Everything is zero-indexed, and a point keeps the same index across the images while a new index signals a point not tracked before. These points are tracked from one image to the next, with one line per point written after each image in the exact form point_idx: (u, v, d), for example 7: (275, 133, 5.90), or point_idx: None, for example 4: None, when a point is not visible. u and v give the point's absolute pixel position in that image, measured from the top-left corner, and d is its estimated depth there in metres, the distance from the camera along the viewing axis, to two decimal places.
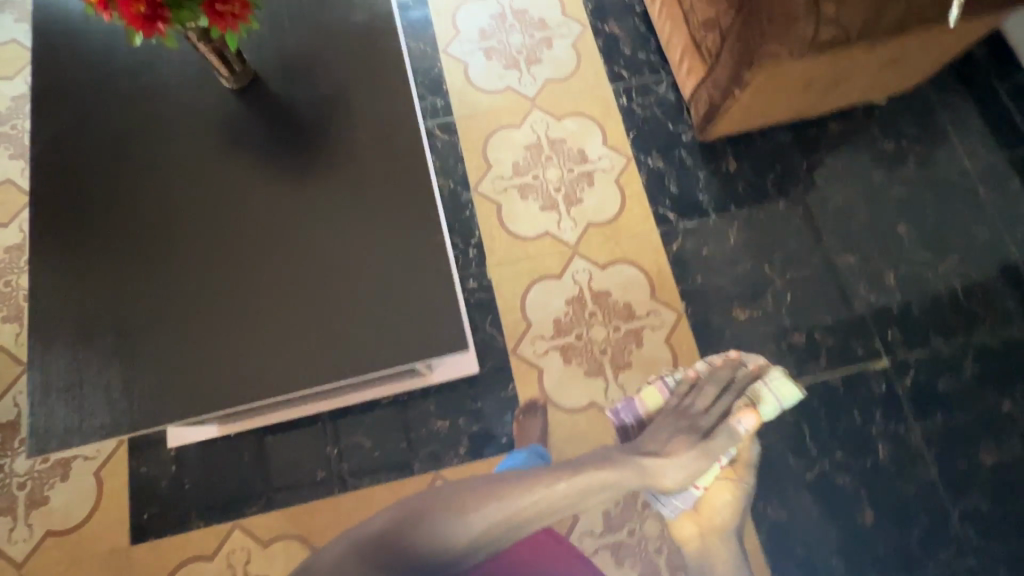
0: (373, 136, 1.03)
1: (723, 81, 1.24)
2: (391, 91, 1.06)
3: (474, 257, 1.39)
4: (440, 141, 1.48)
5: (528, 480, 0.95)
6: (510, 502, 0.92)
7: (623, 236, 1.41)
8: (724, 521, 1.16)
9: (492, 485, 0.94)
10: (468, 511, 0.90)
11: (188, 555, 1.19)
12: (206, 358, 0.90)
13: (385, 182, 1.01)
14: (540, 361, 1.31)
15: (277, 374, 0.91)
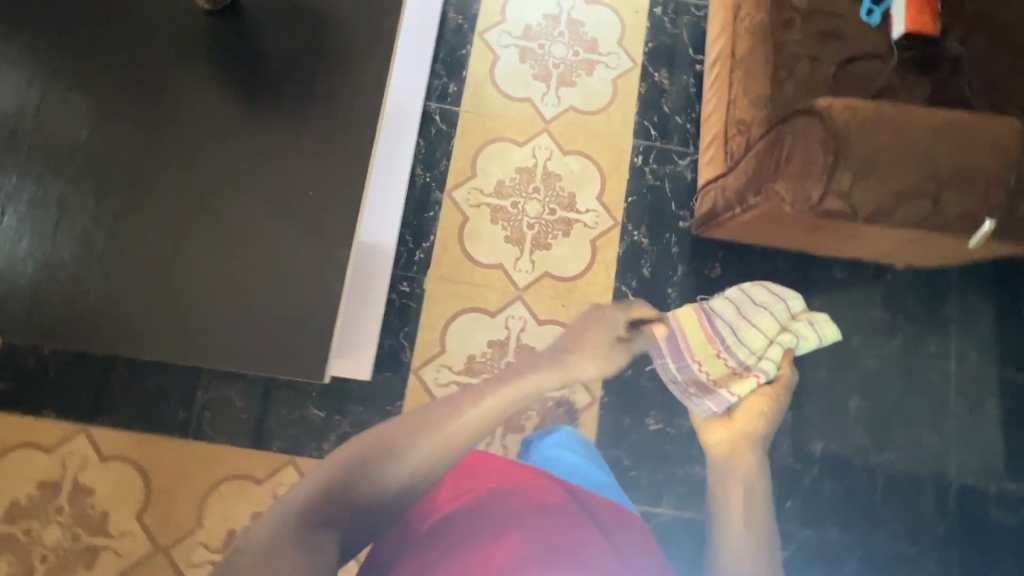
0: (331, 115, 0.94)
1: (730, 193, 1.13)
2: (370, 73, 0.96)
3: (414, 264, 1.31)
4: (434, 129, 1.38)
5: (448, 409, 0.76)
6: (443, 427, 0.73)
7: (574, 299, 1.33)
8: (756, 430, 1.00)
9: (450, 420, 0.74)
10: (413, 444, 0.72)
11: (29, 438, 1.18)
12: (63, 284, 0.85)
13: (322, 170, 0.92)
14: (436, 391, 1.26)
15: (122, 327, 0.85)
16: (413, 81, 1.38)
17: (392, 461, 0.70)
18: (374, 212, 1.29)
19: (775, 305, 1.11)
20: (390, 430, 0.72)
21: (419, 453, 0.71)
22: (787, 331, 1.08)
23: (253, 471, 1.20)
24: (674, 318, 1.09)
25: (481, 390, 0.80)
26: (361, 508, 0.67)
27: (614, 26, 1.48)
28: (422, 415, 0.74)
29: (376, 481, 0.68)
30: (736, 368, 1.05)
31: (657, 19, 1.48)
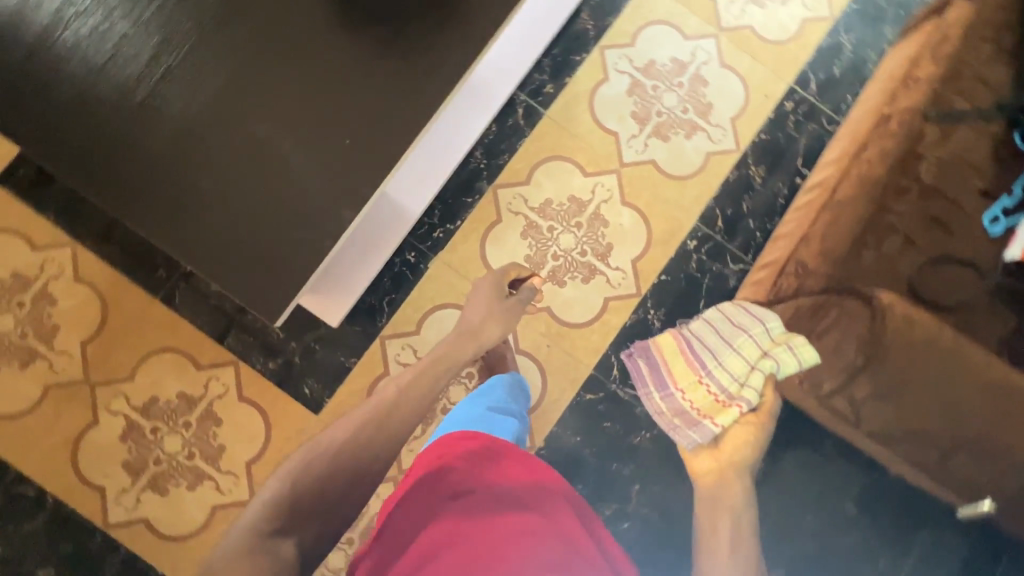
0: (407, 74, 0.91)
1: None
2: (462, 51, 0.91)
3: (430, 242, 1.28)
4: (511, 121, 1.33)
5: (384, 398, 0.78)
6: (379, 418, 0.76)
7: (561, 345, 1.29)
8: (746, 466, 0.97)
9: (385, 405, 0.77)
10: (360, 440, 0.73)
11: (23, 228, 1.22)
12: (98, 121, 0.87)
13: (372, 124, 0.90)
14: (392, 366, 1.24)
15: (128, 186, 0.86)
16: (512, 63, 1.28)
17: (342, 450, 0.72)
18: (412, 176, 1.23)
19: (756, 329, 0.94)
20: (333, 434, 0.73)
21: (360, 452, 0.72)
22: (774, 361, 0.90)
23: (197, 354, 1.22)
24: (657, 346, 1.07)
25: (406, 378, 0.82)
26: (320, 499, 0.68)
27: (736, 100, 1.38)
28: (358, 416, 0.75)
29: (333, 480, 0.69)
30: (715, 397, 0.97)
31: (782, 114, 1.37)
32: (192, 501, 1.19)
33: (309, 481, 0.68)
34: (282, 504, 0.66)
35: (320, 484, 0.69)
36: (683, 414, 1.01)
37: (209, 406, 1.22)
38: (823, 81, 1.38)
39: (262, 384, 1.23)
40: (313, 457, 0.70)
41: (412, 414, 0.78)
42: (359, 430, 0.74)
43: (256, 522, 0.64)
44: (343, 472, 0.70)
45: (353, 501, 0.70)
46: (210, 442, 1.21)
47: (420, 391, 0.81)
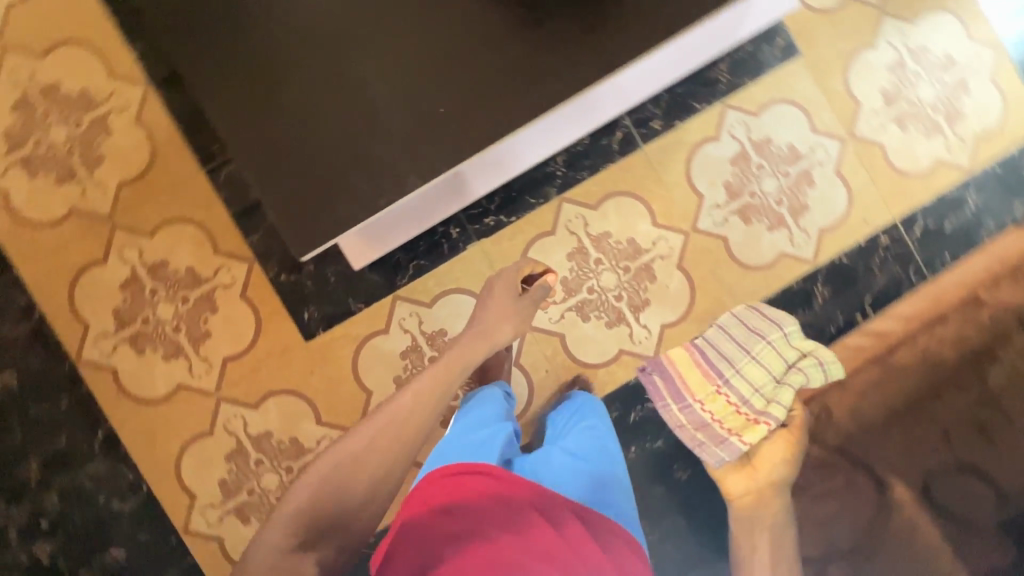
0: (526, 67, 0.86)
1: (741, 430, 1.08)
2: (590, 67, 0.87)
3: (478, 225, 1.25)
4: (604, 141, 1.27)
5: (396, 407, 0.78)
6: (392, 425, 0.77)
7: (557, 375, 1.26)
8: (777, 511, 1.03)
9: (396, 411, 0.78)
10: (373, 452, 0.75)
11: (106, 52, 1.20)
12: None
13: (472, 103, 0.87)
14: (393, 326, 1.24)
15: (223, 73, 0.87)
16: (637, 90, 1.18)
17: (355, 460, 0.74)
18: (490, 161, 1.16)
19: (773, 340, 1.14)
20: (347, 445, 0.75)
21: (371, 464, 0.74)
22: (799, 368, 1.10)
23: (220, 239, 1.22)
24: (669, 360, 1.18)
25: (417, 386, 0.82)
26: (336, 510, 0.71)
27: (834, 213, 1.30)
28: (368, 427, 0.77)
29: (348, 493, 0.72)
30: (739, 408, 1.11)
31: (873, 245, 1.29)
32: (162, 371, 1.22)
33: (324, 492, 0.71)
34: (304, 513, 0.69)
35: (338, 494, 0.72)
36: (710, 428, 1.12)
37: (210, 291, 1.22)
38: (928, 231, 1.29)
39: (268, 292, 1.23)
40: (334, 466, 0.73)
41: (420, 421, 0.78)
42: (375, 440, 0.75)
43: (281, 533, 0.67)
44: (358, 482, 0.73)
45: (366, 514, 0.72)
46: (199, 324, 1.22)
47: (431, 396, 0.80)
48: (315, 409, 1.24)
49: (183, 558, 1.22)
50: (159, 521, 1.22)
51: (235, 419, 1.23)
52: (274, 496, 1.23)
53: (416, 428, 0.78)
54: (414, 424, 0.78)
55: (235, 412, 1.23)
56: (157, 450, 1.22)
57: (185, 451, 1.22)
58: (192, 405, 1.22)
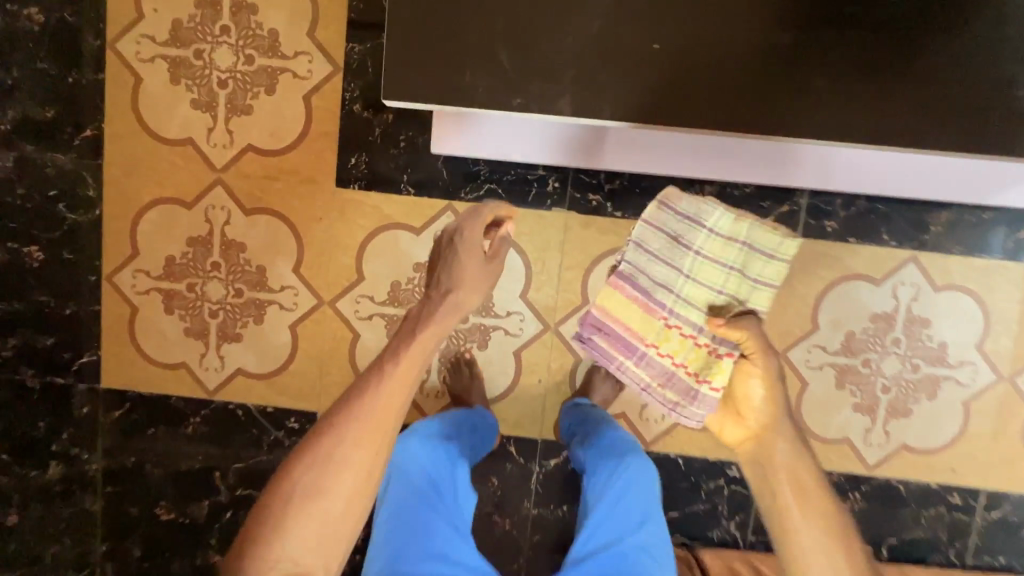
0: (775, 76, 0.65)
1: None
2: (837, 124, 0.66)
3: (578, 195, 1.05)
4: (764, 205, 1.05)
5: (360, 408, 0.70)
6: (363, 423, 0.70)
7: (546, 390, 1.10)
8: (767, 409, 0.78)
9: (352, 421, 0.70)
10: (348, 456, 0.69)
11: None
12: None
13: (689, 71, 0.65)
14: (426, 232, 1.06)
15: None
16: (841, 173, 0.94)
17: (320, 490, 0.68)
18: (638, 139, 0.93)
19: (701, 236, 0.80)
20: (304, 476, 0.69)
21: (335, 489, 0.69)
22: (762, 282, 0.79)
23: (321, 26, 1.02)
24: (598, 307, 0.86)
25: (369, 389, 0.71)
26: (324, 522, 0.68)
27: (930, 440, 1.08)
28: (322, 453, 0.69)
29: (328, 502, 0.69)
30: (693, 342, 0.81)
31: (939, 497, 1.09)
32: (183, 116, 1.06)
33: (291, 529, 0.68)
34: (287, 551, 0.67)
35: (315, 525, 0.68)
36: (672, 388, 0.84)
37: (279, 70, 1.04)
38: (1004, 523, 1.09)
39: (333, 112, 1.05)
40: (301, 500, 0.68)
41: (378, 427, 0.70)
42: (354, 438, 0.69)
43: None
44: (322, 510, 0.68)
45: (350, 520, 0.70)
46: (245, 94, 1.05)
47: (390, 393, 0.70)
48: (299, 255, 1.08)
49: (92, 301, 1.11)
50: (89, 253, 1.09)
51: (219, 210, 1.08)
52: (211, 307, 1.10)
53: (376, 440, 0.70)
54: (389, 421, 0.71)
55: (224, 203, 1.08)
56: (131, 187, 1.08)
57: (156, 206, 1.08)
58: (189, 168, 1.07)
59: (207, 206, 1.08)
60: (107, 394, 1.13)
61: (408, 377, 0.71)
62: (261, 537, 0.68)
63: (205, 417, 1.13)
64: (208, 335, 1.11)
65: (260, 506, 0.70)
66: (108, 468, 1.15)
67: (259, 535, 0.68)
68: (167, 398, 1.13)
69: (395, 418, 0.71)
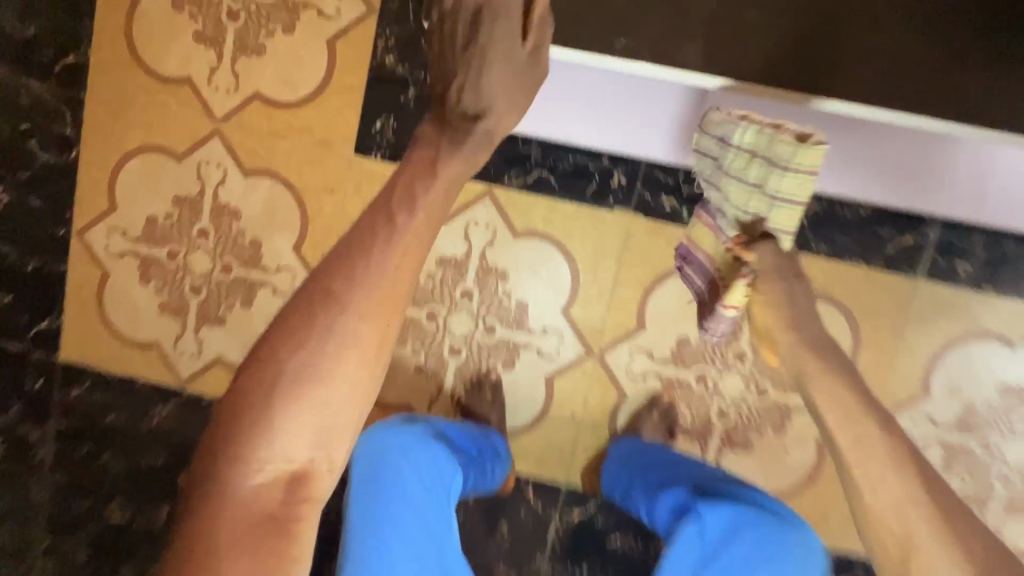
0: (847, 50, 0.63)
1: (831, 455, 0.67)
2: None
3: (648, 196, 0.85)
4: (882, 232, 0.83)
5: (357, 265, 0.49)
6: (364, 286, 0.49)
7: (579, 427, 0.91)
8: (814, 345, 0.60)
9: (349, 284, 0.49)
10: (346, 325, 0.48)
11: None
12: None
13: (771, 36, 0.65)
14: (456, 220, 0.88)
15: None
16: (980, 178, 0.79)
17: (317, 363, 0.48)
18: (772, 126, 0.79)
19: (727, 151, 0.65)
20: (287, 351, 0.48)
21: (331, 371, 0.48)
22: (781, 199, 0.58)
23: None
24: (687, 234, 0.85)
25: (375, 232, 0.51)
26: (313, 423, 0.48)
27: None
28: (308, 321, 0.48)
29: (315, 395, 0.47)
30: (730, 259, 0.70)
31: None
32: (182, 50, 0.88)
33: (270, 427, 0.47)
34: (279, 451, 0.47)
35: (317, 411, 0.48)
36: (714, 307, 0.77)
37: (301, 4, 0.85)
38: None
39: (360, 64, 0.86)
40: (289, 377, 0.47)
41: (395, 262, 0.50)
42: (354, 308, 0.48)
43: (262, 486, 0.47)
44: (362, 285, 0.49)
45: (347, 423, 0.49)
46: (257, 32, 0.87)
47: (399, 245, 0.51)
48: (302, 231, 0.90)
49: (58, 259, 0.94)
50: (60, 202, 0.92)
51: (215, 167, 0.90)
52: (193, 281, 0.93)
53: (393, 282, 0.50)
54: (392, 288, 0.50)
55: (220, 161, 0.90)
56: (115, 128, 0.91)
57: (141, 155, 0.91)
58: (183, 114, 0.89)
59: (200, 160, 0.90)
60: (64, 369, 0.97)
61: (423, 226, 0.52)
62: (253, 402, 0.48)
63: (173, 407, 0.96)
64: (186, 314, 0.94)
65: (225, 405, 0.49)
66: (57, 452, 0.98)
67: (232, 439, 0.48)
68: (133, 381, 0.96)
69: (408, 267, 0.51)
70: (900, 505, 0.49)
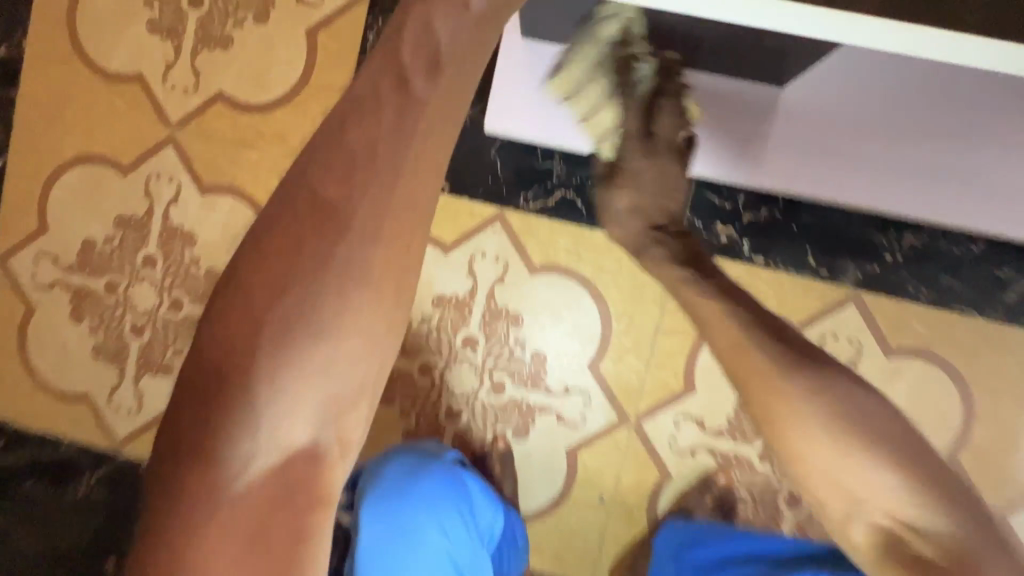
0: None
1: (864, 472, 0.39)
2: None
3: (701, 225, 0.67)
4: (1001, 275, 0.65)
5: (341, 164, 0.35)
6: (366, 196, 0.35)
7: (609, 514, 0.71)
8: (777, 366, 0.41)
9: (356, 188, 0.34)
10: (345, 243, 0.35)
11: None
12: None
13: None
14: (459, 250, 0.72)
15: None
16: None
17: (318, 304, 0.34)
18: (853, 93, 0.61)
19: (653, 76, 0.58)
20: (265, 282, 0.35)
21: (338, 311, 0.35)
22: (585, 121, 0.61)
23: None
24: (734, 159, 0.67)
25: (368, 119, 0.36)
26: (317, 381, 0.35)
27: None
28: (300, 248, 0.35)
29: (317, 339, 0.34)
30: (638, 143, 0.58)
31: None
32: (133, 42, 0.73)
33: (261, 388, 0.34)
34: (273, 429, 0.35)
35: (320, 378, 0.35)
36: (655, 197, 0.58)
37: None
38: None
39: (346, 60, 0.71)
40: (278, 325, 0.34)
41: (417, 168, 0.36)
42: (356, 227, 0.35)
43: (249, 491, 0.34)
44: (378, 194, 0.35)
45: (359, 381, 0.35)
46: (223, 21, 0.72)
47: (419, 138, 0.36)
48: None
49: None
50: None
51: (166, 181, 0.74)
52: (135, 320, 0.76)
53: (421, 200, 0.36)
54: (400, 193, 0.35)
55: (174, 174, 0.74)
56: (50, 134, 0.75)
57: (80, 166, 0.75)
58: (132, 119, 0.74)
59: (149, 173, 0.74)
60: None
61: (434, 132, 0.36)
62: (232, 366, 0.34)
63: (104, 475, 0.77)
64: (125, 360, 0.76)
65: (190, 367, 0.36)
66: None
67: (201, 419, 0.35)
68: (56, 442, 0.78)
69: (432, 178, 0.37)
70: (878, 501, 0.37)
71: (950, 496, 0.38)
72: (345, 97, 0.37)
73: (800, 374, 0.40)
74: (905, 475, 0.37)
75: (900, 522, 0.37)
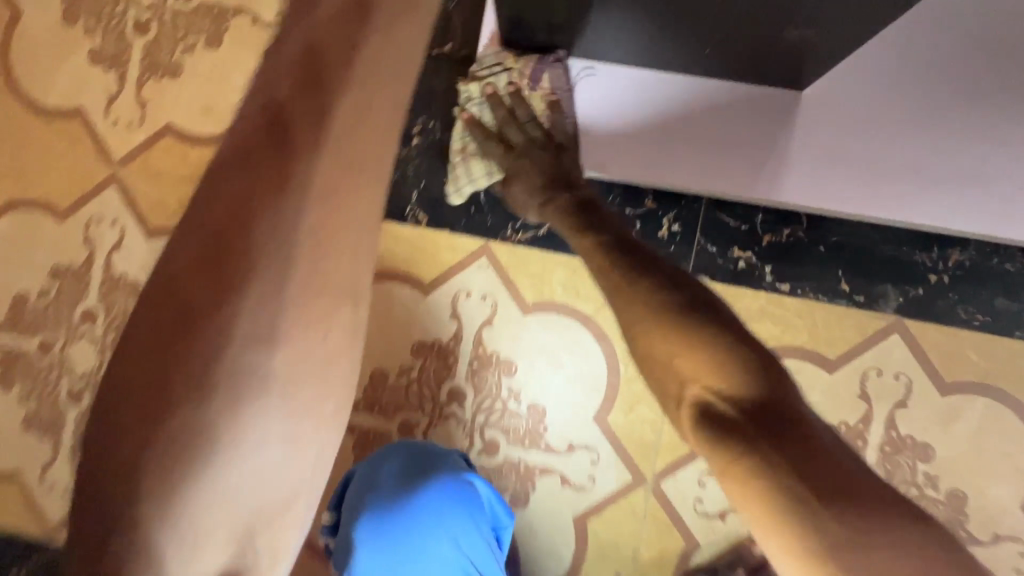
0: None
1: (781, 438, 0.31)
2: None
3: (714, 250, 0.59)
4: None
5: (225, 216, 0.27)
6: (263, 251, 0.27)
7: None
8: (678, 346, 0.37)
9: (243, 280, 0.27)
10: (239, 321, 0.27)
11: None
12: None
13: None
14: (440, 289, 0.63)
15: None
16: None
17: (201, 434, 0.26)
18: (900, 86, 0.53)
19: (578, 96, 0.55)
20: (142, 392, 0.27)
21: (241, 407, 0.27)
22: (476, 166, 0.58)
23: None
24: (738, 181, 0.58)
25: (262, 157, 0.28)
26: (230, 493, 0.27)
27: None
28: (180, 340, 0.27)
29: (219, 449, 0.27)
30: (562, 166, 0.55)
31: None
32: (72, 75, 0.66)
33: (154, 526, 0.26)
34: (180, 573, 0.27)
35: (232, 506, 0.28)
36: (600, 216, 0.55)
37: (230, 11, 0.64)
38: None
39: None
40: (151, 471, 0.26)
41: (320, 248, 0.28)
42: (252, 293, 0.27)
43: None
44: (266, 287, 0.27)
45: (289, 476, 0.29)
46: (171, 47, 0.65)
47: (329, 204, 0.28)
48: None
49: None
50: None
51: (109, 226, 0.66)
52: (72, 384, 0.66)
53: (336, 275, 0.29)
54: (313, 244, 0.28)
55: (117, 218, 0.66)
56: None
57: (12, 213, 0.67)
58: (70, 158, 0.66)
59: (89, 218, 0.66)
60: None
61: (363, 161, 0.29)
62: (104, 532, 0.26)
63: None
64: (59, 431, 0.66)
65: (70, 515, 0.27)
66: None
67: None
68: None
69: (357, 237, 0.30)
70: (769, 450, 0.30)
71: (781, 391, 0.33)
72: (218, 155, 0.29)
73: (648, 283, 0.40)
74: (702, 345, 0.35)
75: (709, 390, 0.34)
